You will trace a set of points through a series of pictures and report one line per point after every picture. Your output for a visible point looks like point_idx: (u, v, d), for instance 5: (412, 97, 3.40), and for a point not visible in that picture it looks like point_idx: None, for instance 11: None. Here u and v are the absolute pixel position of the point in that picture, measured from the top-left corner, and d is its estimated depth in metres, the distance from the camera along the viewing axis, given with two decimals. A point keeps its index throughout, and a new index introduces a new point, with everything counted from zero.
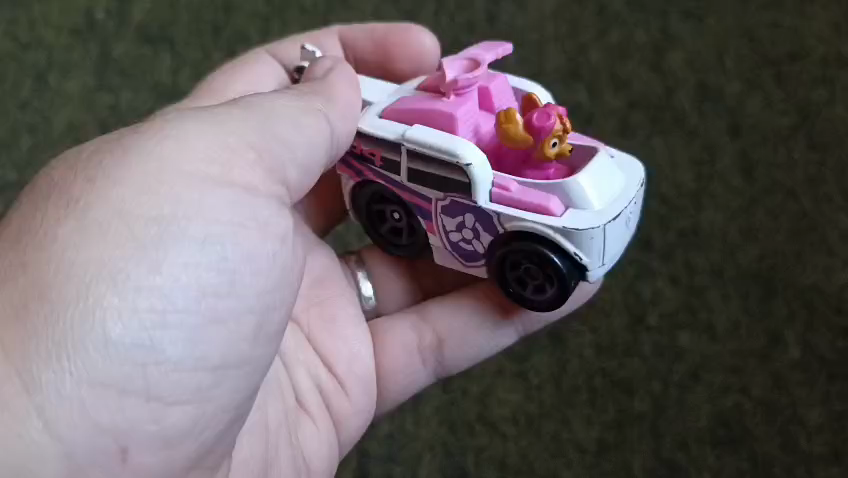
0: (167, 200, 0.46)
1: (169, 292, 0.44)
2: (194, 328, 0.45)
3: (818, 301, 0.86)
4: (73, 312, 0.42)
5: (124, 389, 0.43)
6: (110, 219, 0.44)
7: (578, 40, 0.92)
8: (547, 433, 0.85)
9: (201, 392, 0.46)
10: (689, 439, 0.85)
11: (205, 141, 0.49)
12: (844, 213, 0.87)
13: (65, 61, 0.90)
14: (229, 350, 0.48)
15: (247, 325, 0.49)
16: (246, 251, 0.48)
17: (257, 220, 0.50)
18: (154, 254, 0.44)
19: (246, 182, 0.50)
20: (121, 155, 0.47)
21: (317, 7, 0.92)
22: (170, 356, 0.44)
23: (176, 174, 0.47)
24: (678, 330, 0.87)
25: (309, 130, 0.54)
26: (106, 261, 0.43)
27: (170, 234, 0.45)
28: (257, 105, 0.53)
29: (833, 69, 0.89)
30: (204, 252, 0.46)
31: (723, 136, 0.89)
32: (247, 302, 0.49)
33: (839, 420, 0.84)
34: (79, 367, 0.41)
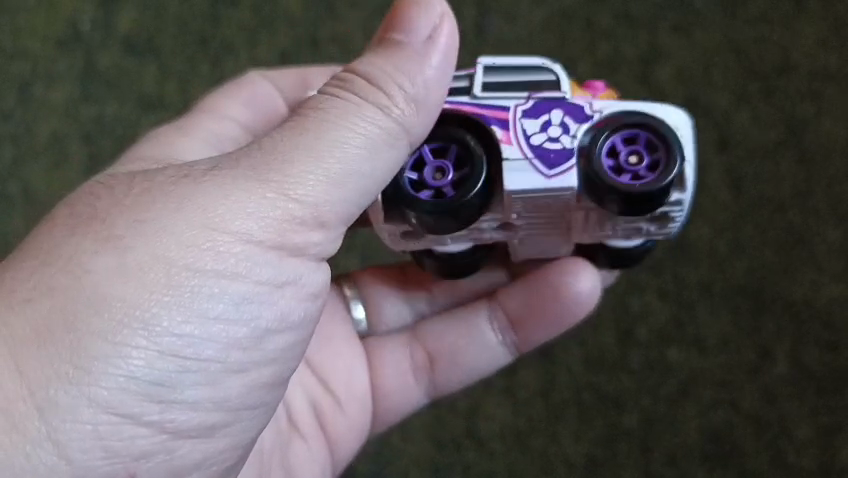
0: (211, 251, 0.44)
1: (201, 339, 0.44)
2: (217, 376, 0.45)
3: (806, 315, 0.86)
4: (97, 347, 0.42)
5: (137, 421, 0.43)
6: (147, 262, 0.43)
7: (567, 52, 0.91)
8: (536, 448, 0.85)
9: (213, 432, 0.46)
10: (678, 454, 0.84)
11: (256, 196, 0.45)
12: (832, 227, 0.87)
13: (50, 72, 0.90)
14: (247, 397, 0.47)
15: (271, 375, 0.48)
16: (283, 309, 0.47)
17: (298, 281, 0.48)
18: (191, 304, 0.44)
19: (298, 244, 0.47)
20: (170, 192, 0.45)
21: (306, 18, 0.91)
22: (188, 398, 0.44)
23: (224, 223, 0.45)
24: (667, 344, 0.86)
25: (382, 149, 0.48)
26: (137, 304, 0.43)
27: (205, 286, 0.44)
28: (331, 138, 0.47)
29: (820, 83, 0.89)
30: (242, 307, 0.45)
31: (711, 150, 0.89)
32: (274, 356, 0.48)
33: (826, 434, 0.84)
34: (99, 398, 0.41)
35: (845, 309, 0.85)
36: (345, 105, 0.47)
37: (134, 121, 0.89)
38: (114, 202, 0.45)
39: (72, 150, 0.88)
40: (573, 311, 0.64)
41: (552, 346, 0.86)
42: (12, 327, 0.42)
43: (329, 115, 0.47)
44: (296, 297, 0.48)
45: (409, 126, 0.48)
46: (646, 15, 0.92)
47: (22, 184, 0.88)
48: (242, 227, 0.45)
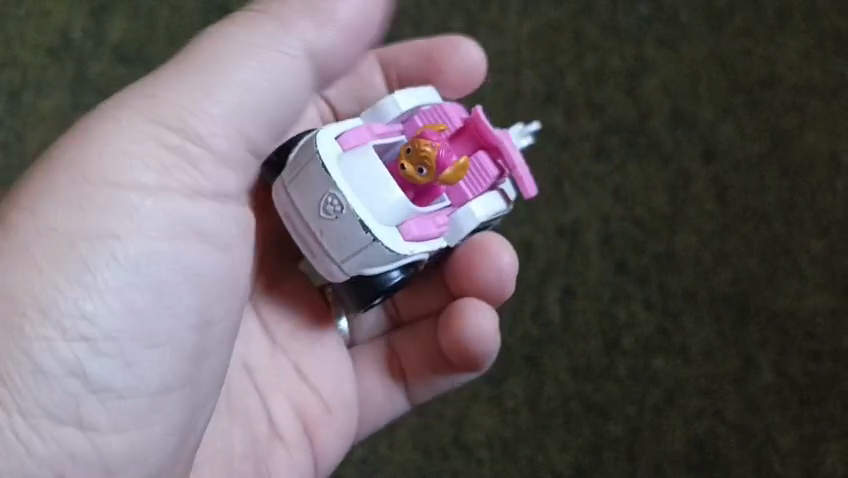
0: (127, 228, 0.49)
1: (126, 313, 0.48)
2: (147, 325, 0.49)
3: (790, 325, 0.87)
4: (32, 311, 0.45)
5: (69, 404, 0.46)
6: (70, 223, 0.47)
7: (554, 65, 0.92)
8: (522, 457, 0.85)
9: (155, 390, 0.49)
10: (663, 463, 0.85)
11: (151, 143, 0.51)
12: (815, 239, 0.88)
13: (40, 81, 0.90)
14: (183, 350, 0.51)
15: (201, 351, 0.53)
16: (200, 285, 0.52)
17: (204, 261, 0.53)
18: (110, 280, 0.48)
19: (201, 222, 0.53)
20: (78, 179, 0.48)
21: None
22: (123, 350, 0.48)
23: (130, 197, 0.50)
24: (653, 353, 0.87)
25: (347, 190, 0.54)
26: (64, 260, 0.46)
27: (130, 236, 0.49)
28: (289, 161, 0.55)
29: (804, 97, 0.91)
30: (163, 279, 0.50)
31: (696, 162, 0.90)
32: (201, 333, 0.52)
33: (810, 443, 0.85)
34: (40, 362, 0.45)
35: (827, 320, 0.87)
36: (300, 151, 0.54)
37: None
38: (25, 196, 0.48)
39: None
40: (481, 348, 0.62)
41: (539, 355, 0.87)
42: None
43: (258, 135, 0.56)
44: (207, 276, 0.53)
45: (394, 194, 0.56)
46: (633, 28, 0.93)
47: None
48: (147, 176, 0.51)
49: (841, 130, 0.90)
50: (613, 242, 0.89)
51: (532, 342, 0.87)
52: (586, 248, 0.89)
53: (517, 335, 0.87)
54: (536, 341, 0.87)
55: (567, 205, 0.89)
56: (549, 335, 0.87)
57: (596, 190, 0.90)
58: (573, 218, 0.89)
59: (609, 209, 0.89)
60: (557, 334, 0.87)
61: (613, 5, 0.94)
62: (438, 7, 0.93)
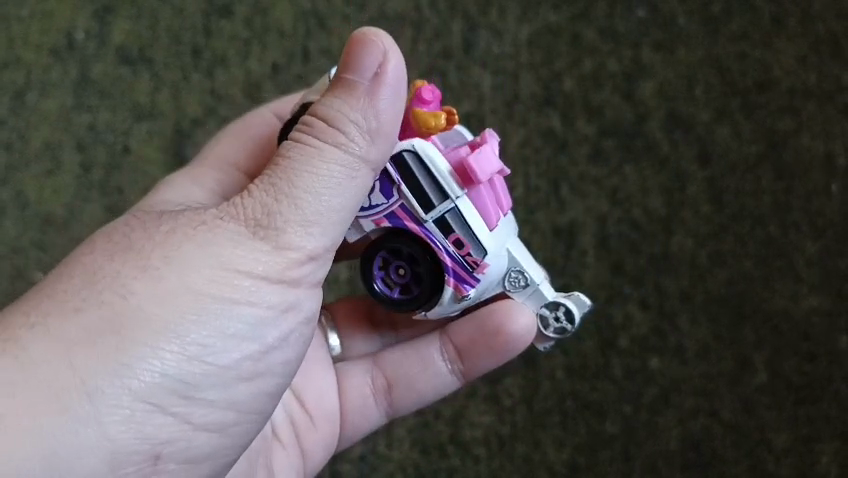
0: (228, 283, 0.48)
1: (216, 350, 0.47)
2: (243, 345, 0.49)
3: (786, 326, 0.88)
4: (119, 351, 0.44)
5: (166, 414, 0.46)
6: (168, 263, 0.47)
7: (552, 68, 0.93)
8: (519, 455, 0.87)
9: (240, 400, 0.50)
10: (659, 462, 0.86)
11: (331, 170, 0.49)
12: (811, 240, 0.89)
13: (43, 81, 0.91)
14: (283, 355, 0.52)
15: (272, 388, 0.52)
16: (285, 332, 0.51)
17: (299, 307, 0.52)
18: (212, 321, 0.47)
19: (298, 274, 0.51)
20: (192, 234, 0.48)
21: (297, 30, 0.92)
22: (214, 372, 0.47)
23: (239, 255, 0.48)
24: (649, 353, 0.88)
25: (355, 195, 0.51)
26: (168, 297, 0.46)
27: (243, 264, 0.48)
28: (312, 161, 0.49)
29: (800, 100, 0.92)
30: (250, 327, 0.49)
31: (694, 164, 0.91)
32: (277, 371, 0.52)
33: (805, 442, 0.86)
34: (130, 398, 0.44)
35: (823, 320, 0.87)
36: (310, 154, 0.49)
37: (127, 130, 0.90)
38: (147, 236, 0.48)
39: (65, 159, 0.90)
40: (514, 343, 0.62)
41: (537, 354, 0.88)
42: (66, 328, 0.44)
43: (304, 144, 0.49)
44: (298, 321, 0.52)
45: (366, 156, 0.50)
46: (631, 32, 0.94)
47: (13, 192, 0.89)
48: (329, 201, 0.50)
49: (837, 133, 0.91)
50: (610, 244, 0.90)
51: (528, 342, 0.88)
52: (583, 250, 0.90)
53: None
54: None
55: (565, 206, 0.90)
56: None
57: (593, 192, 0.91)
58: (569, 220, 0.90)
59: (606, 210, 0.90)
60: None
61: (611, 8, 0.94)
62: (438, 10, 0.94)
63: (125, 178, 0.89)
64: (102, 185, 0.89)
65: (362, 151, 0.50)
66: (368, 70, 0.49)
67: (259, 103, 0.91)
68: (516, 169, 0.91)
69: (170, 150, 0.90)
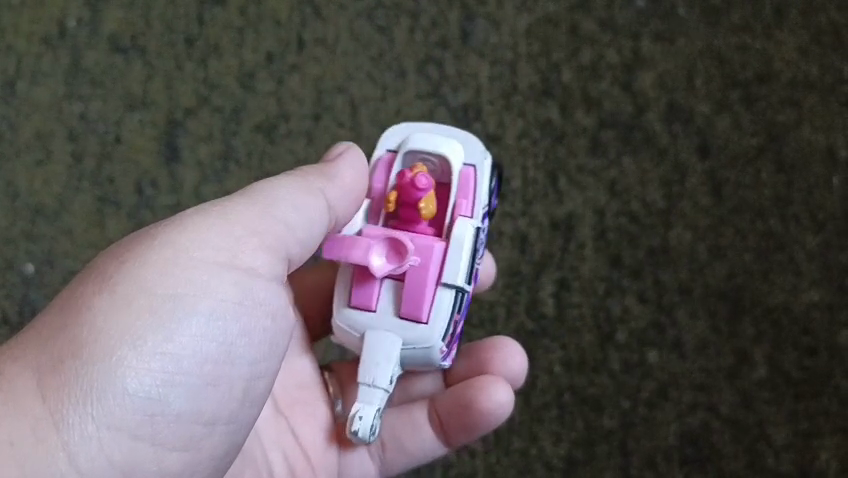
0: (191, 288, 0.52)
1: (177, 353, 0.51)
2: (205, 349, 0.52)
3: (785, 320, 0.87)
4: (89, 369, 0.48)
5: (131, 427, 0.49)
6: (132, 280, 0.51)
7: (551, 59, 0.92)
8: (516, 450, 0.85)
9: (210, 404, 0.53)
10: (657, 457, 0.85)
11: (288, 194, 0.59)
12: (811, 234, 0.88)
13: (34, 70, 0.90)
14: (247, 356, 0.55)
15: (237, 387, 0.55)
16: (249, 330, 0.55)
17: (259, 305, 0.56)
18: (170, 325, 0.51)
19: (251, 267, 0.56)
20: (156, 247, 0.52)
21: (292, 19, 0.91)
22: (180, 380, 0.51)
23: (200, 264, 0.53)
24: (647, 347, 0.87)
25: (310, 212, 0.59)
26: (135, 310, 0.50)
27: (203, 272, 0.53)
28: (269, 192, 0.58)
29: (801, 92, 0.91)
30: (211, 323, 0.53)
31: (693, 156, 0.90)
32: (242, 372, 0.55)
33: (804, 438, 0.84)
34: (99, 412, 0.48)
35: (823, 315, 0.86)
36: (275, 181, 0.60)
37: (119, 120, 0.89)
38: (113, 260, 0.52)
39: (56, 149, 0.88)
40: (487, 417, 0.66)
41: (533, 348, 0.87)
42: (40, 360, 0.49)
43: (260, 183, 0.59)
44: (259, 319, 0.56)
45: (328, 194, 0.60)
46: (630, 22, 0.93)
47: (4, 181, 0.88)
48: (283, 217, 0.58)
49: (839, 125, 0.90)
50: (608, 237, 0.89)
51: (525, 335, 0.87)
52: (581, 243, 0.89)
53: (511, 327, 0.87)
54: (531, 335, 0.87)
55: (563, 199, 0.89)
56: (544, 328, 0.87)
57: (591, 184, 0.90)
58: (567, 212, 0.89)
59: (605, 202, 0.89)
60: (552, 327, 0.87)
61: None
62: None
63: (117, 168, 0.88)
64: (94, 175, 0.88)
65: (324, 188, 0.60)
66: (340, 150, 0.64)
67: (253, 92, 0.90)
68: (513, 160, 0.90)
69: (162, 141, 0.89)
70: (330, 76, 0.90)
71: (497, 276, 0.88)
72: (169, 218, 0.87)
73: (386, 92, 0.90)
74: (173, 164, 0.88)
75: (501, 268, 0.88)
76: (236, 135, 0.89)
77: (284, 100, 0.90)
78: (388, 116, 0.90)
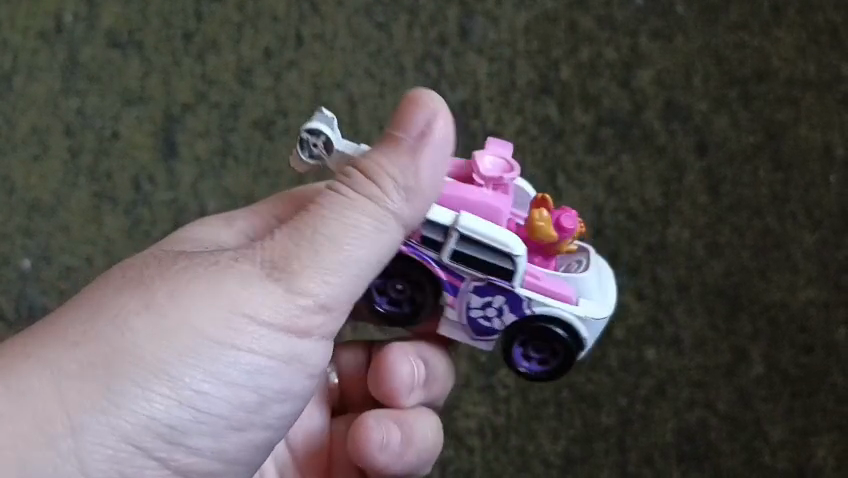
0: (235, 333, 0.47)
1: (209, 397, 0.47)
2: (237, 394, 0.49)
3: (782, 318, 0.87)
4: (120, 389, 0.45)
5: (148, 453, 0.46)
6: (182, 310, 0.46)
7: (550, 56, 0.92)
8: (514, 447, 0.85)
9: (226, 444, 0.50)
10: (654, 454, 0.85)
11: (363, 241, 0.48)
12: (808, 232, 0.88)
13: (30, 65, 0.89)
14: (277, 407, 0.51)
15: (259, 433, 0.51)
16: (283, 385, 0.50)
17: (303, 360, 0.51)
18: (211, 369, 0.47)
19: (307, 325, 0.49)
20: (210, 280, 0.47)
21: (290, 15, 0.91)
22: (203, 416, 0.48)
23: (253, 310, 0.47)
24: (645, 344, 0.87)
25: (385, 247, 0.49)
26: (174, 342, 0.46)
27: (251, 321, 0.47)
28: (341, 224, 0.47)
29: (798, 90, 0.91)
30: (252, 378, 0.49)
31: (691, 154, 0.90)
32: (269, 420, 0.51)
33: (800, 435, 0.85)
34: (115, 432, 0.45)
35: (820, 313, 0.87)
36: (342, 203, 0.48)
37: (116, 115, 0.89)
38: (164, 277, 0.48)
39: (52, 144, 0.88)
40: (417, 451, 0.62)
41: None
42: (71, 365, 0.45)
43: (331, 212, 0.48)
44: (299, 373, 0.51)
45: (399, 212, 0.48)
46: (629, 20, 0.93)
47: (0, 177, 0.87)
48: (352, 266, 0.48)
49: (836, 123, 0.90)
50: (606, 234, 0.89)
51: None
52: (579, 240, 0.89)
53: None
54: None
55: (561, 196, 0.89)
56: None
57: (590, 182, 0.90)
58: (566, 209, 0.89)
59: (603, 199, 0.89)
60: None
61: None
62: None
63: (114, 163, 0.88)
64: (90, 171, 0.88)
65: (397, 207, 0.48)
66: (415, 125, 0.47)
67: (251, 88, 0.89)
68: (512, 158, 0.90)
69: (160, 137, 0.88)
70: (328, 72, 0.90)
71: None
72: (167, 214, 0.87)
73: (384, 89, 0.90)
74: (170, 160, 0.88)
75: None
76: (233, 131, 0.88)
77: (282, 96, 0.89)
78: (387, 113, 0.90)
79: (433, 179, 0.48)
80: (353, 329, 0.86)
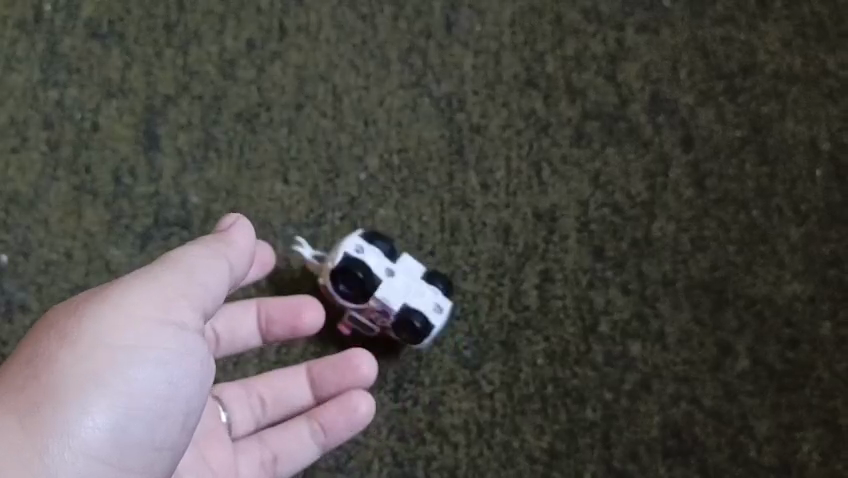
0: (135, 338, 0.59)
1: (128, 391, 0.58)
2: (149, 386, 0.59)
3: (768, 312, 0.87)
4: (58, 403, 0.56)
5: (95, 452, 0.57)
6: (89, 331, 0.59)
7: (536, 48, 0.91)
8: (498, 443, 0.84)
9: (155, 430, 0.60)
10: (640, 449, 0.84)
11: (202, 266, 0.64)
12: (794, 226, 0.88)
13: (9, 55, 0.88)
14: (187, 390, 0.61)
15: (181, 415, 0.61)
16: (184, 371, 0.61)
17: (194, 348, 0.62)
18: (124, 370, 0.58)
19: (185, 325, 0.62)
20: (104, 307, 0.60)
21: (274, 6, 0.90)
22: (129, 411, 0.58)
23: (142, 320, 0.60)
24: (630, 338, 0.86)
25: (216, 277, 0.65)
26: (90, 357, 0.58)
27: (145, 325, 0.60)
28: (187, 265, 0.63)
29: (784, 84, 0.91)
30: (156, 370, 0.59)
31: (677, 148, 0.90)
32: (184, 403, 0.61)
33: (786, 430, 0.84)
34: (65, 438, 0.56)
35: (805, 307, 0.87)
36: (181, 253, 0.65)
37: (96, 106, 0.88)
38: (70, 316, 0.60)
39: (31, 135, 0.87)
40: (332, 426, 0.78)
41: (516, 339, 0.86)
42: (20, 396, 0.57)
43: (180, 257, 0.64)
44: (195, 360, 0.62)
45: (225, 254, 0.66)
46: (614, 13, 0.93)
47: None
48: (203, 283, 0.64)
49: (822, 117, 0.90)
50: (591, 228, 0.88)
51: (509, 326, 0.86)
52: (564, 234, 0.88)
53: (494, 319, 0.86)
54: (514, 326, 0.86)
55: (547, 190, 0.89)
56: (528, 319, 0.86)
57: (576, 175, 0.89)
58: (550, 203, 0.89)
59: (588, 194, 0.89)
60: (536, 318, 0.87)
61: None
62: None
63: (93, 155, 0.87)
64: (70, 162, 0.86)
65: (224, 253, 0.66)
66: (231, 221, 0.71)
67: (234, 80, 0.89)
68: (497, 151, 0.89)
69: (140, 129, 0.87)
70: (312, 64, 0.89)
71: (480, 267, 0.87)
72: (147, 206, 0.86)
73: (368, 81, 0.90)
74: (151, 152, 0.87)
75: (485, 259, 0.87)
76: (216, 123, 0.88)
77: (265, 88, 0.89)
78: (371, 105, 0.89)
79: (242, 239, 0.69)
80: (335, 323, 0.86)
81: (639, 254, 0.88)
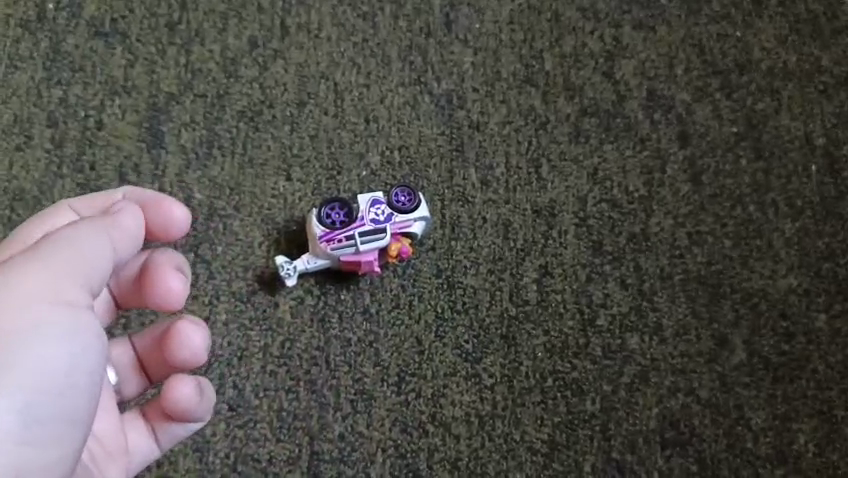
0: (23, 318, 0.57)
1: (24, 373, 0.56)
2: (48, 363, 0.57)
3: (764, 305, 0.88)
4: None
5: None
6: None
7: (534, 46, 0.93)
8: (498, 435, 0.85)
9: (62, 407, 0.58)
10: (639, 440, 0.86)
11: (86, 242, 0.61)
12: (789, 220, 0.90)
13: (13, 54, 0.89)
14: (91, 364, 0.60)
15: (86, 388, 0.59)
16: (85, 345, 0.59)
17: (88, 321, 0.60)
18: (15, 353, 0.56)
19: (76, 300, 0.59)
20: None
21: (276, 6, 0.92)
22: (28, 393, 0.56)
23: (29, 299, 0.57)
24: (628, 332, 0.88)
25: (103, 253, 0.62)
26: None
27: (33, 304, 0.57)
28: (68, 241, 0.60)
29: (779, 80, 0.92)
30: (55, 347, 0.57)
31: (673, 144, 0.91)
32: (88, 377, 0.59)
33: (782, 421, 0.86)
34: None
35: (800, 300, 0.88)
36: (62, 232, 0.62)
37: (99, 104, 0.88)
38: None
39: (35, 133, 0.87)
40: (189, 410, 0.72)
41: (516, 333, 0.87)
42: None
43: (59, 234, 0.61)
44: (93, 333, 0.60)
45: (113, 229, 0.64)
46: (611, 11, 0.94)
47: None
48: (88, 258, 0.61)
49: (816, 113, 0.92)
50: (589, 223, 0.90)
51: (509, 319, 0.87)
52: (563, 229, 0.89)
53: (494, 313, 0.87)
54: (514, 319, 0.87)
55: (545, 186, 0.90)
56: (528, 312, 0.88)
57: (574, 171, 0.90)
58: (549, 199, 0.90)
59: (587, 189, 0.90)
60: (535, 312, 0.88)
61: None
62: None
63: (97, 152, 0.87)
64: (74, 160, 0.87)
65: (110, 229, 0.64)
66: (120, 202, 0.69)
67: (237, 78, 0.90)
68: (497, 148, 0.90)
69: (144, 126, 0.88)
70: (313, 62, 0.90)
71: (481, 261, 0.88)
72: None
73: (369, 78, 0.91)
74: (155, 149, 0.88)
75: (484, 254, 0.88)
76: (219, 121, 0.88)
77: (267, 86, 0.90)
78: (372, 103, 0.90)
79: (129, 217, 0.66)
80: (339, 317, 0.86)
81: (636, 248, 0.89)
